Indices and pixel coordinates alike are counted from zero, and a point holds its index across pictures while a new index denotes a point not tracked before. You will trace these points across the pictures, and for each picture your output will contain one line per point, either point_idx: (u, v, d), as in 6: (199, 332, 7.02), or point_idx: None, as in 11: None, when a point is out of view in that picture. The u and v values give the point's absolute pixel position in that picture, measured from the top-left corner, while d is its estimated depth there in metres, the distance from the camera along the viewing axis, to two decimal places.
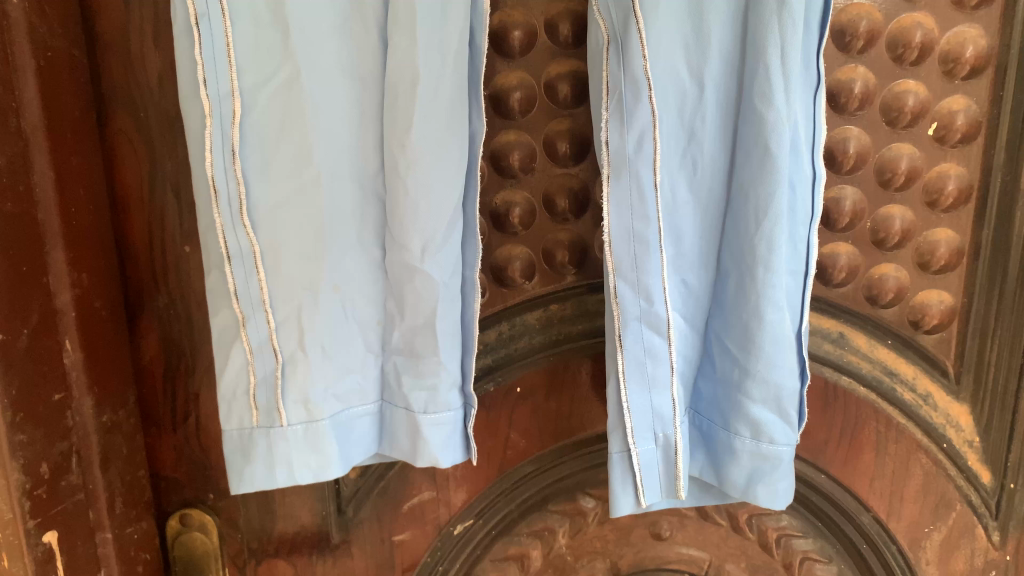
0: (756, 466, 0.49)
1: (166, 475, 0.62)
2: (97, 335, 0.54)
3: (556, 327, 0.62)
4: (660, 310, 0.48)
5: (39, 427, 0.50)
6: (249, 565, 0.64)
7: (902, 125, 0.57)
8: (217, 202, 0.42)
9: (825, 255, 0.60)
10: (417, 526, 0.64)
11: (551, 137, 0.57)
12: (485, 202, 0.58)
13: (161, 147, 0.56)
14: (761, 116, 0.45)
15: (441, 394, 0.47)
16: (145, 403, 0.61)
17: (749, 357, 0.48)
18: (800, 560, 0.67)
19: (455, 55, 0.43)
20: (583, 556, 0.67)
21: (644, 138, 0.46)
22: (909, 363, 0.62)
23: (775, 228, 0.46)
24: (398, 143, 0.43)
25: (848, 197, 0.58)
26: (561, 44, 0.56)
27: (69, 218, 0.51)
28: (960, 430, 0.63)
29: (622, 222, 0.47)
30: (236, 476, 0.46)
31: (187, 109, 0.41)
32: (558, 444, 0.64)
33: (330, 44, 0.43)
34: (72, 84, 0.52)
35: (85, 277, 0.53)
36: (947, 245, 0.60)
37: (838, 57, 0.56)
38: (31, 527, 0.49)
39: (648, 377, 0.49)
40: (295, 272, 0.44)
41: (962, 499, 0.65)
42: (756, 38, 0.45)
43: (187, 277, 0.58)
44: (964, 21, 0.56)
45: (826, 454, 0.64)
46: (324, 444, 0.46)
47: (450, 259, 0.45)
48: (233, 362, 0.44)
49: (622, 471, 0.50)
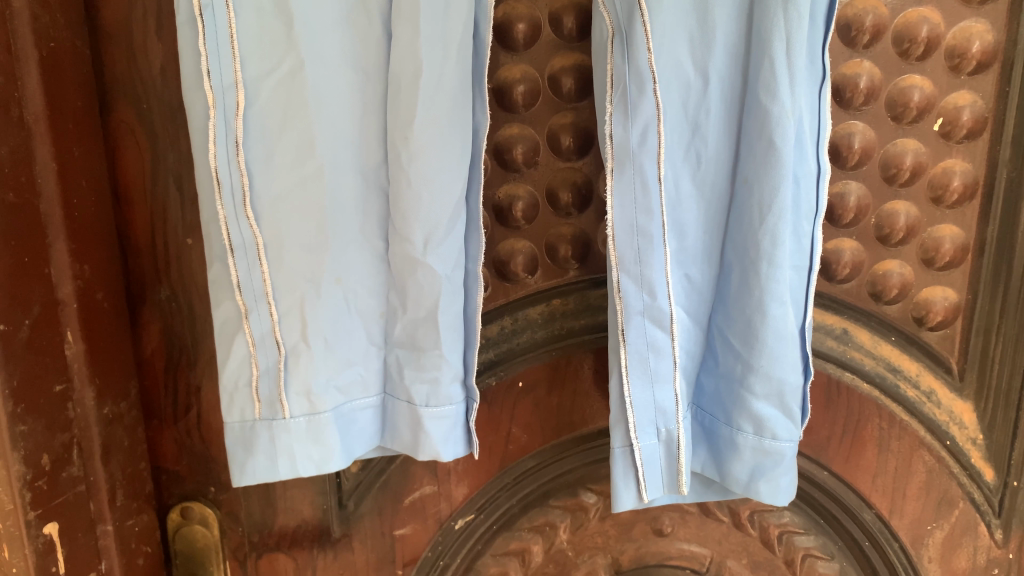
0: (758, 462, 0.49)
1: (168, 467, 0.62)
2: (99, 327, 0.54)
3: (559, 322, 0.61)
4: (663, 304, 0.48)
5: (40, 418, 0.49)
6: (250, 558, 0.64)
7: (907, 120, 0.57)
8: (219, 193, 0.42)
9: (829, 251, 0.59)
10: (418, 520, 0.64)
11: (554, 131, 0.57)
12: (488, 196, 0.58)
13: (164, 139, 0.56)
14: (765, 110, 0.45)
15: (443, 388, 0.46)
16: (146, 396, 0.61)
17: (752, 352, 0.48)
18: (802, 556, 0.66)
19: (458, 46, 0.43)
20: (584, 551, 0.67)
21: (648, 132, 0.46)
22: (913, 359, 0.62)
23: (779, 223, 0.45)
24: (402, 134, 0.43)
25: (853, 192, 0.58)
26: (566, 37, 0.55)
27: (71, 209, 0.51)
28: (963, 428, 0.63)
29: (625, 216, 0.47)
30: (238, 467, 0.46)
31: (190, 99, 0.41)
32: (560, 439, 0.64)
33: (333, 36, 0.42)
34: (74, 75, 0.52)
35: (87, 268, 0.53)
36: (951, 242, 0.59)
37: (843, 52, 0.56)
38: (32, 518, 0.49)
39: (651, 372, 0.49)
40: (298, 263, 0.44)
41: (965, 497, 0.64)
42: (762, 31, 0.44)
43: (189, 270, 0.58)
44: (971, 16, 0.55)
45: (829, 450, 0.64)
46: (326, 436, 0.46)
47: (453, 252, 0.45)
48: (236, 354, 0.44)
49: (624, 466, 0.50)
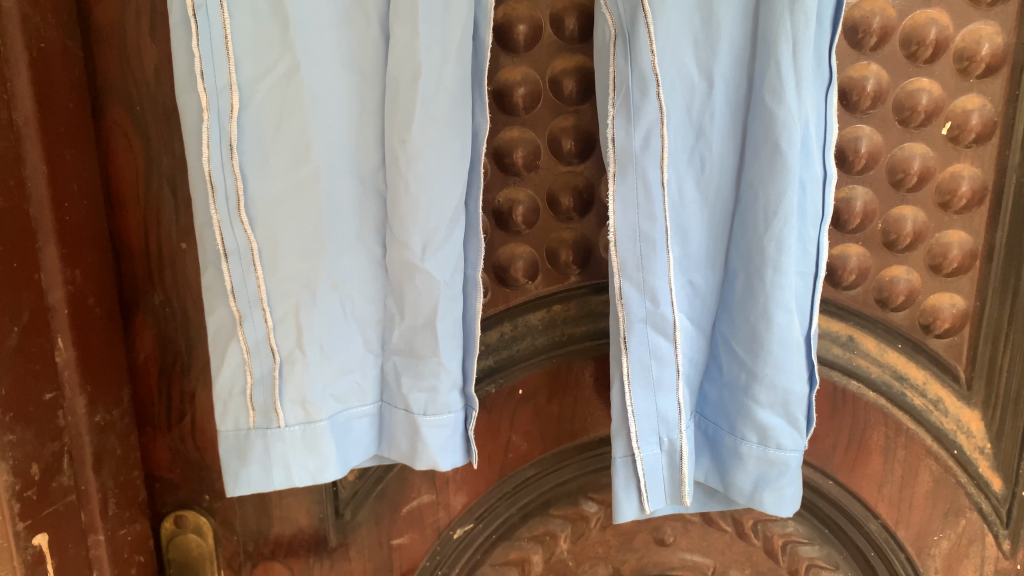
0: (763, 472, 0.48)
1: (161, 475, 0.61)
2: (91, 334, 0.53)
3: (560, 328, 0.60)
4: (666, 311, 0.47)
5: (29, 427, 0.49)
6: (245, 567, 0.63)
7: (915, 124, 0.56)
8: (213, 197, 0.41)
9: (835, 256, 0.58)
10: (416, 529, 0.63)
11: (555, 134, 0.56)
12: (488, 201, 0.57)
13: (158, 141, 0.54)
14: (771, 113, 0.44)
15: (441, 396, 0.45)
16: (140, 403, 0.60)
17: (756, 359, 0.47)
18: (806, 567, 0.65)
19: (458, 47, 0.42)
20: (584, 561, 0.66)
21: (652, 135, 0.44)
22: (920, 367, 0.61)
23: (785, 228, 0.44)
24: (399, 137, 0.42)
25: (860, 197, 0.57)
26: (567, 38, 0.54)
27: (62, 213, 0.50)
28: (971, 436, 0.62)
29: (628, 221, 0.46)
30: (232, 477, 0.45)
31: (184, 101, 0.40)
32: (560, 447, 0.63)
33: (330, 37, 0.41)
34: (66, 76, 0.51)
35: (78, 273, 0.52)
36: (959, 247, 0.58)
37: (849, 54, 0.55)
38: (21, 529, 0.48)
39: (653, 380, 0.48)
40: (293, 268, 0.43)
41: (972, 507, 0.63)
42: (768, 34, 0.43)
43: (183, 275, 0.57)
44: (980, 18, 0.54)
45: (834, 460, 0.63)
46: (321, 445, 0.44)
47: (451, 258, 0.44)
48: (229, 361, 0.43)
49: (626, 477, 0.49)
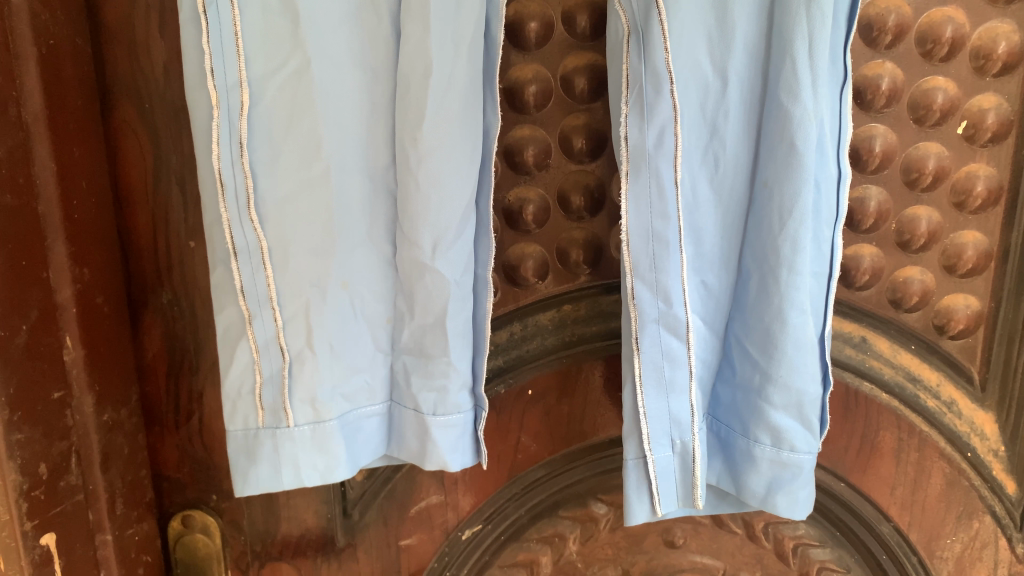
0: (776, 475, 0.47)
1: (169, 475, 0.61)
2: (99, 332, 0.53)
3: (570, 328, 0.60)
4: (679, 312, 0.46)
5: (38, 426, 0.48)
6: (252, 567, 0.63)
7: (930, 123, 0.55)
8: (223, 195, 0.40)
9: (848, 257, 0.58)
10: (424, 530, 0.63)
11: (566, 132, 0.55)
12: (499, 200, 0.57)
13: (166, 139, 0.54)
14: (787, 112, 0.43)
15: (451, 396, 0.45)
16: (147, 402, 0.59)
17: (770, 361, 0.46)
18: (817, 570, 0.65)
19: (470, 44, 0.42)
20: (593, 563, 0.66)
21: (665, 133, 0.44)
22: (933, 369, 0.60)
23: (800, 228, 0.44)
24: (410, 134, 0.42)
25: (873, 197, 0.57)
26: (579, 36, 0.54)
27: (71, 211, 0.50)
28: (985, 439, 0.62)
29: (641, 221, 0.46)
30: (241, 477, 0.44)
31: (193, 98, 0.40)
32: (570, 448, 0.62)
33: (341, 34, 0.41)
34: (75, 73, 0.50)
35: (87, 271, 0.52)
36: (974, 248, 0.58)
37: (864, 52, 0.54)
38: (29, 529, 0.48)
39: (665, 381, 0.48)
40: (303, 266, 0.42)
41: (986, 510, 0.63)
42: (783, 30, 0.43)
43: (191, 273, 0.57)
44: (997, 16, 0.54)
45: (846, 462, 0.62)
46: (330, 445, 0.44)
47: (462, 257, 0.44)
48: (238, 360, 0.43)
49: (637, 479, 0.49)
